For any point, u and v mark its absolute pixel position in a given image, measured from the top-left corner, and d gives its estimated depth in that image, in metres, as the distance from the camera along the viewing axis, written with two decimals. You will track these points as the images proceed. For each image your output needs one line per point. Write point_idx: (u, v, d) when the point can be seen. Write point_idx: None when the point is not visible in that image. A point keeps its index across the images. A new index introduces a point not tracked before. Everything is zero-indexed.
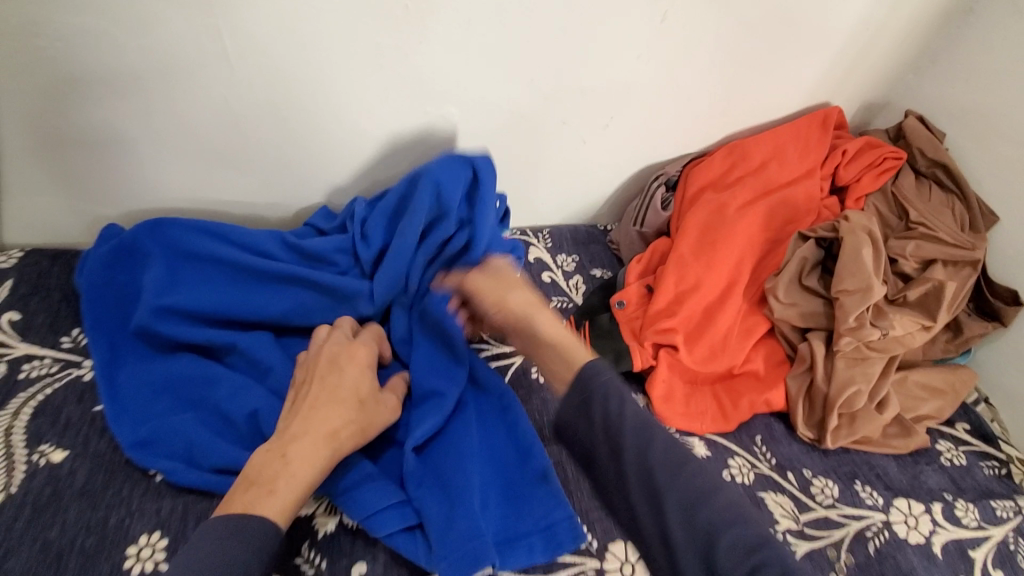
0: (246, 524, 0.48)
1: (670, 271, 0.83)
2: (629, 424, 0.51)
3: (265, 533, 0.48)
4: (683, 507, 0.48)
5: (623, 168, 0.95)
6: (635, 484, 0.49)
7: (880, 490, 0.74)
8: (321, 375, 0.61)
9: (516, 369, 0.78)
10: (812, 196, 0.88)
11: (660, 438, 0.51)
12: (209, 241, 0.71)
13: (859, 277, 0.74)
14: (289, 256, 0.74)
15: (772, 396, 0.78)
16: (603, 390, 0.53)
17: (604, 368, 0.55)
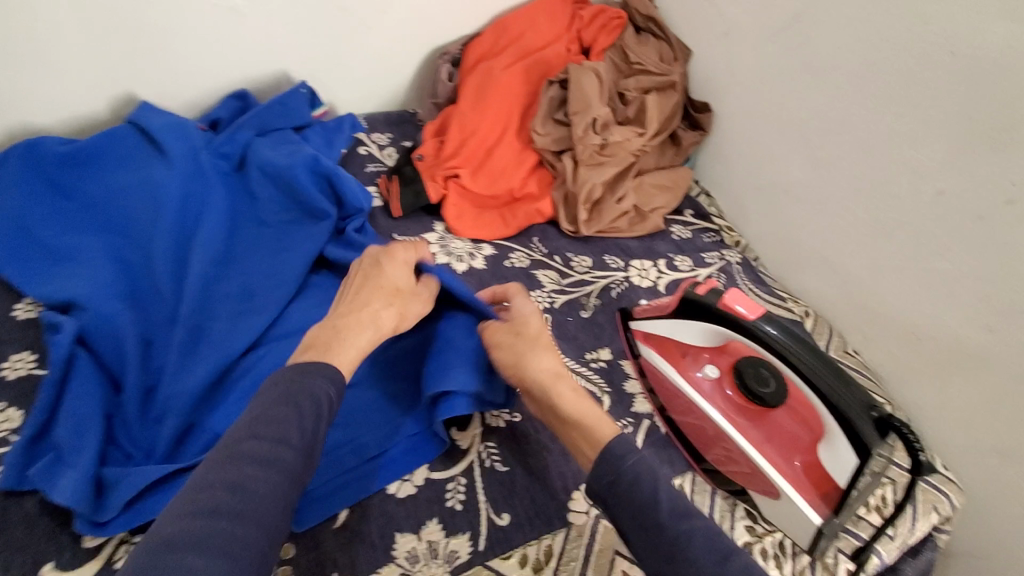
0: (319, 370, 0.56)
1: (453, 124, 1.03)
2: (666, 499, 0.52)
3: (330, 376, 0.56)
4: (721, 559, 0.49)
5: (414, 55, 1.13)
6: (665, 545, 0.50)
7: (624, 258, 1.00)
8: (361, 282, 0.68)
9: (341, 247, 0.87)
10: (561, 54, 1.10)
11: (663, 491, 0.52)
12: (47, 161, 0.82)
13: (581, 101, 0.99)
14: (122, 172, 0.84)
15: (541, 205, 1.01)
16: (634, 476, 0.53)
17: (632, 444, 0.55)
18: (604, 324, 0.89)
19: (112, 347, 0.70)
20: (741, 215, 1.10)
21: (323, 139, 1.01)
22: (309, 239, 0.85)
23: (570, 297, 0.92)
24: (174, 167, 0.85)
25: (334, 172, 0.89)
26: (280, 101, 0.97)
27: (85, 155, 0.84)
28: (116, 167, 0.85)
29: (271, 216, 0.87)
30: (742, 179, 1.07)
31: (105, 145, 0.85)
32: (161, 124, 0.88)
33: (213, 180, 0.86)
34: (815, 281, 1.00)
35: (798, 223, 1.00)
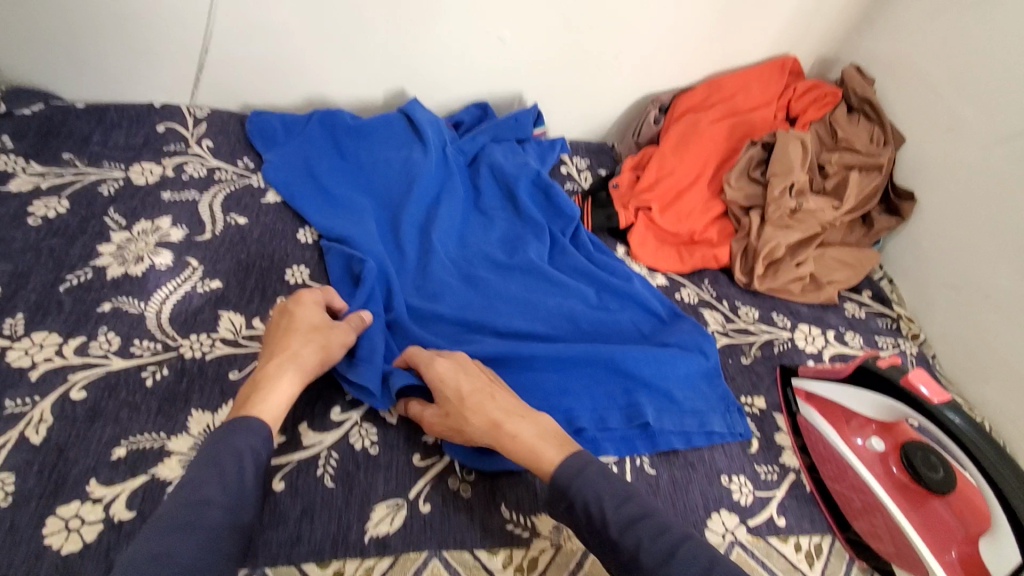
0: (243, 426, 0.59)
1: (653, 163, 1.13)
2: (611, 514, 0.59)
3: (249, 429, 0.59)
4: (700, 571, 0.55)
5: (628, 95, 1.25)
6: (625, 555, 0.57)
7: (792, 319, 1.03)
8: (276, 321, 0.74)
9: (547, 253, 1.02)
10: (767, 119, 1.16)
11: (612, 504, 0.60)
12: (342, 126, 1.04)
13: (784, 163, 1.04)
14: (388, 147, 1.04)
15: (719, 252, 1.07)
16: (584, 504, 0.61)
17: (572, 471, 0.63)
18: (763, 375, 0.92)
19: (368, 279, 0.88)
20: (922, 308, 1.07)
21: (539, 152, 1.16)
22: (524, 233, 1.02)
23: (733, 342, 0.97)
24: (428, 152, 1.03)
25: (551, 188, 1.06)
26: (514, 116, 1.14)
27: (367, 128, 1.04)
28: (386, 141, 1.05)
29: (493, 208, 1.04)
30: (934, 273, 1.05)
31: (383, 122, 1.06)
32: (425, 115, 1.07)
33: (454, 170, 1.05)
34: (999, 395, 0.94)
35: (989, 330, 0.96)
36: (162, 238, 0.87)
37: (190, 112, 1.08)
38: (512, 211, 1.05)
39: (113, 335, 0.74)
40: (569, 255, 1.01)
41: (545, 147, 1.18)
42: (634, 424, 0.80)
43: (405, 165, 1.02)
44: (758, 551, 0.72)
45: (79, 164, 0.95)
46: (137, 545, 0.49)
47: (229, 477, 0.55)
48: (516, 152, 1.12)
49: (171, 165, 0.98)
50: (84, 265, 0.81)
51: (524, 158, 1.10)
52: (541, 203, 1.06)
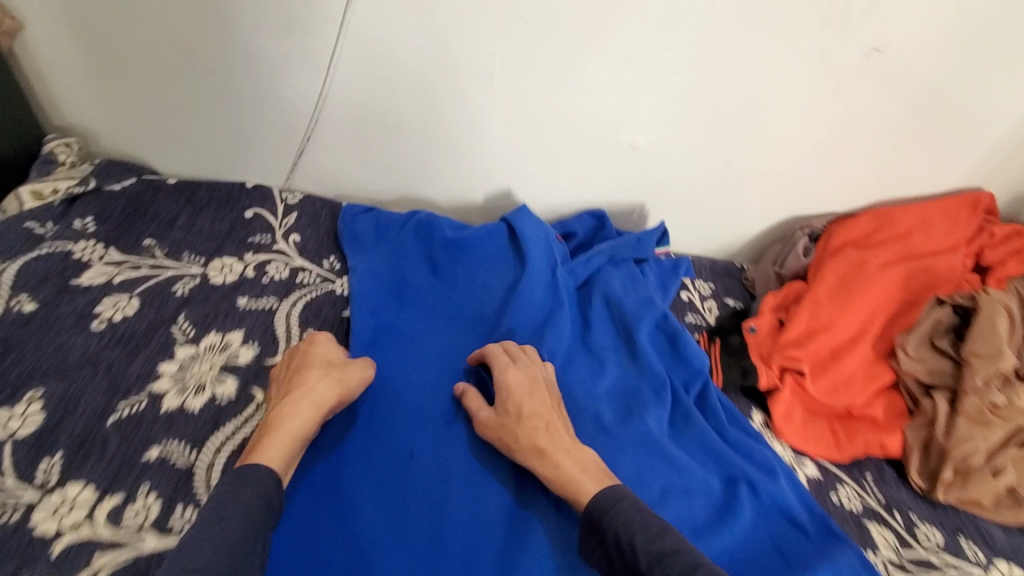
0: (250, 477, 0.57)
1: (804, 309, 0.93)
2: (642, 545, 0.57)
3: (263, 479, 0.58)
4: None
5: (771, 216, 1.06)
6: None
7: (985, 549, 0.78)
8: (291, 364, 0.73)
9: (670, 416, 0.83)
10: (954, 268, 0.94)
11: (644, 537, 0.58)
12: (440, 237, 0.92)
13: (992, 342, 0.81)
14: (491, 267, 0.91)
15: (887, 439, 0.85)
16: (615, 536, 0.59)
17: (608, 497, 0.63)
18: None
19: (449, 450, 0.73)
20: None
21: (660, 277, 0.99)
22: (643, 393, 0.83)
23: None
24: (532, 281, 0.89)
25: (681, 337, 0.87)
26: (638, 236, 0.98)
27: (467, 244, 0.92)
28: (489, 260, 0.92)
29: (607, 351, 0.87)
30: None
31: (486, 237, 0.93)
32: (532, 231, 0.92)
33: (563, 299, 0.89)
34: None
35: None
36: (230, 359, 0.76)
37: (281, 196, 0.98)
38: (628, 357, 0.87)
39: (152, 496, 0.62)
40: (697, 428, 0.81)
41: (668, 270, 1.00)
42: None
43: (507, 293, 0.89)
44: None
45: (157, 253, 0.86)
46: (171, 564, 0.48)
47: (251, 506, 0.55)
48: (636, 279, 0.94)
49: (253, 262, 0.88)
50: (140, 389, 0.71)
51: (646, 289, 0.92)
52: (662, 351, 0.88)
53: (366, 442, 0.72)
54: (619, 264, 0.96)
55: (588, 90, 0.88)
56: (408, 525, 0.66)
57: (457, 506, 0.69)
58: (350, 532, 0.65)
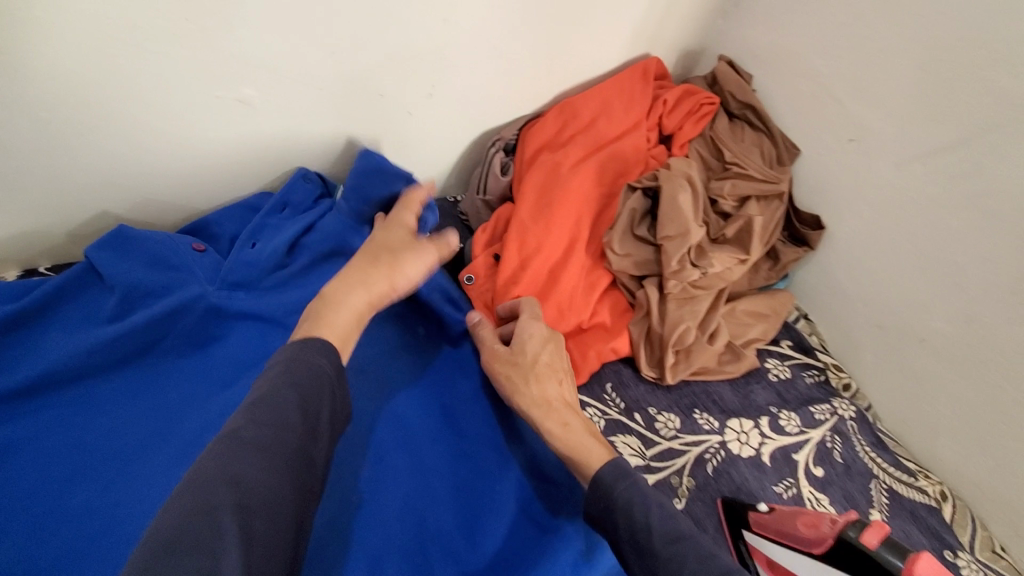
0: (307, 351, 0.55)
1: (511, 238, 0.83)
2: (657, 520, 0.57)
3: (321, 360, 0.54)
4: (700, 556, 0.54)
5: (460, 138, 0.92)
6: (662, 567, 0.54)
7: (716, 414, 0.81)
8: None
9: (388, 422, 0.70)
10: (640, 147, 0.91)
11: (659, 515, 0.57)
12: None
13: (679, 222, 0.79)
14: (102, 321, 0.67)
15: (617, 343, 0.82)
16: (629, 515, 0.58)
17: (630, 473, 0.62)
18: (704, 521, 0.71)
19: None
20: (851, 351, 0.90)
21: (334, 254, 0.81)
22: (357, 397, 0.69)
23: (660, 478, 0.74)
24: (163, 333, 0.69)
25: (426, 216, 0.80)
26: (282, 202, 0.79)
27: (35, 316, 0.65)
28: (100, 312, 0.68)
29: None
30: (855, 311, 0.88)
31: (81, 283, 0.68)
32: (133, 265, 0.69)
33: (227, 327, 0.73)
34: (952, 454, 0.81)
35: (931, 380, 0.81)
36: None
37: None
38: None
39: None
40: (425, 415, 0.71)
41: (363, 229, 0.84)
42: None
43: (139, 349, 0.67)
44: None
45: None
46: (207, 474, 0.43)
47: (302, 403, 0.50)
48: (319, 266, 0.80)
49: None
50: None
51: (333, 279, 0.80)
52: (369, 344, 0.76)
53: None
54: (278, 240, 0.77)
55: (134, 47, 0.61)
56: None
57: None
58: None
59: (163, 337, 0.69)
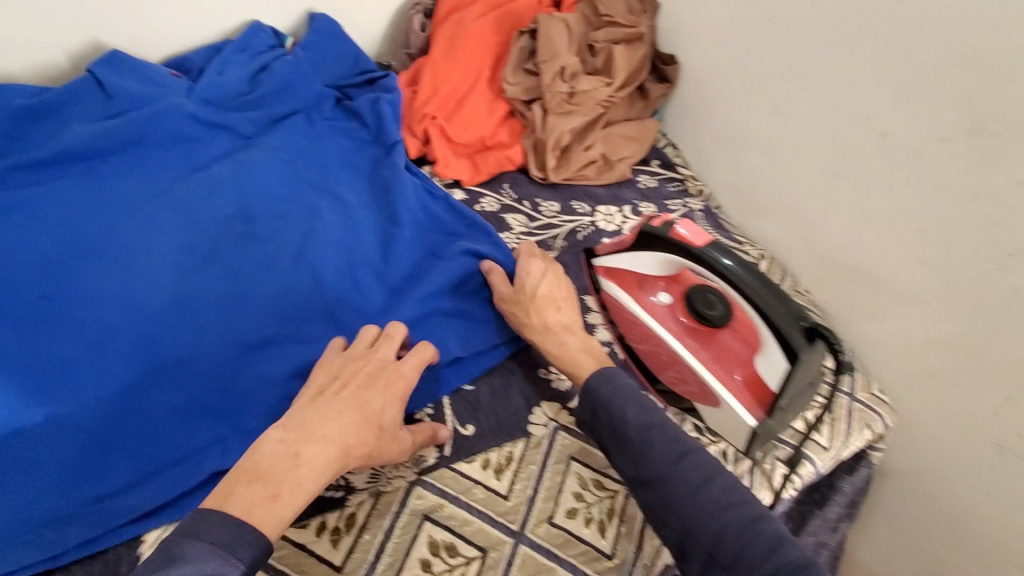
0: (242, 534, 0.48)
1: (426, 73, 1.05)
2: (636, 421, 0.61)
3: (257, 543, 0.49)
4: (672, 462, 0.59)
5: (387, 5, 1.13)
6: (634, 448, 0.61)
7: (590, 204, 1.04)
8: None
9: (328, 193, 0.91)
10: (533, 6, 1.12)
11: (636, 413, 0.62)
12: (19, 98, 0.84)
13: (549, 49, 1.02)
14: (105, 117, 0.89)
15: (512, 152, 1.04)
16: (608, 413, 0.63)
17: (616, 376, 0.66)
18: (569, 264, 0.94)
19: (103, 286, 0.75)
20: (705, 164, 1.14)
21: (285, 86, 1.00)
22: (317, 184, 0.92)
23: (538, 239, 0.96)
24: (146, 128, 0.88)
25: (359, 61, 1.07)
26: (242, 45, 1.00)
27: (53, 109, 0.86)
28: (102, 110, 0.89)
29: (267, 156, 0.92)
30: (706, 130, 1.11)
31: (87, 88, 0.89)
32: (127, 80, 0.90)
33: (206, 131, 0.93)
34: (772, 226, 1.05)
35: (755, 170, 1.04)
36: None
37: None
38: (284, 155, 0.94)
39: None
40: (366, 199, 0.93)
41: (311, 64, 1.03)
42: (441, 366, 0.76)
43: (132, 135, 0.88)
44: (546, 542, 0.65)
45: None
46: None
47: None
48: (277, 90, 0.99)
49: None
50: None
51: (288, 101, 1.00)
52: (318, 146, 0.97)
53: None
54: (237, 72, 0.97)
55: None
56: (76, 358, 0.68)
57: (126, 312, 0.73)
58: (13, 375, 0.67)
59: (149, 132, 0.89)
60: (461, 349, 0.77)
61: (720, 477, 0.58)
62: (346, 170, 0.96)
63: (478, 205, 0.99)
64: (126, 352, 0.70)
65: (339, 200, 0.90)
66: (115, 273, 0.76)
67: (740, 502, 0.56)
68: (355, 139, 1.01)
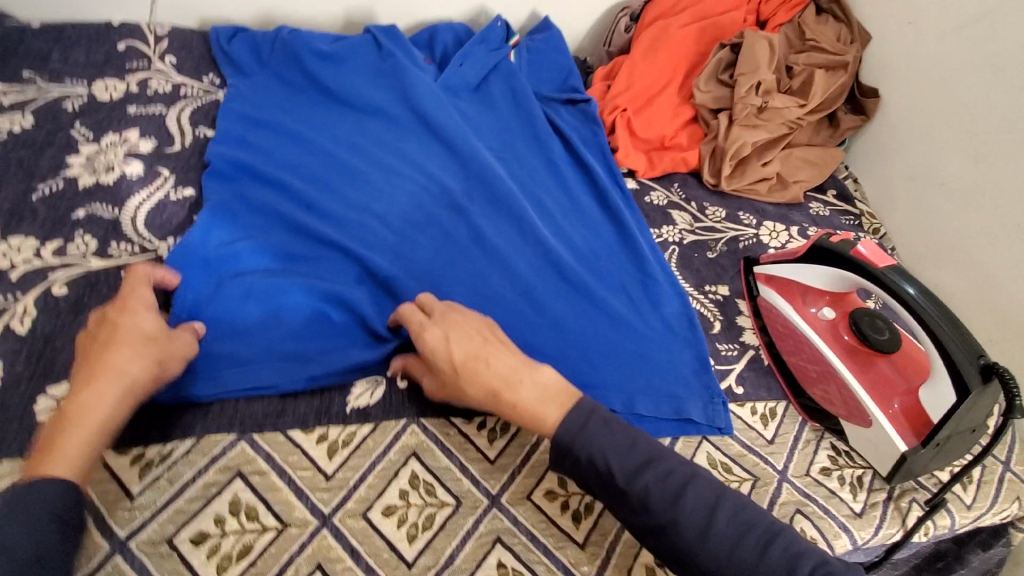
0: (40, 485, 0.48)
1: (623, 70, 1.13)
2: (618, 466, 0.57)
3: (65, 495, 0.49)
4: (708, 509, 0.56)
5: (598, 6, 1.24)
6: (637, 500, 0.56)
7: (756, 218, 1.06)
8: None
9: (526, 163, 1.03)
10: (738, 23, 1.16)
11: (618, 453, 0.58)
12: (311, 43, 1.02)
13: (750, 62, 1.04)
14: (368, 68, 1.03)
15: (688, 155, 1.09)
16: (589, 458, 0.58)
17: (583, 420, 0.59)
18: (728, 266, 0.95)
19: (348, 203, 0.88)
20: (886, 202, 1.10)
21: (505, 81, 1.10)
22: (526, 158, 1.03)
23: (699, 238, 0.99)
24: (403, 83, 1.01)
25: (569, 78, 1.15)
26: (483, 38, 1.12)
27: (336, 56, 1.02)
28: (368, 63, 1.04)
29: (489, 129, 1.05)
30: (896, 168, 1.08)
31: (359, 44, 1.05)
32: (395, 47, 1.05)
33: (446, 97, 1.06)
34: (951, 278, 0.98)
35: (943, 216, 1.00)
36: (132, 149, 0.88)
37: (150, 29, 1.06)
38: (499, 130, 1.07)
39: (82, 248, 0.75)
40: (569, 182, 1.01)
41: (536, 58, 1.15)
42: (597, 326, 0.82)
43: (387, 88, 1.02)
44: None
45: (40, 81, 0.94)
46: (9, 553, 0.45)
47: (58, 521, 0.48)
48: (508, 74, 1.11)
49: (134, 79, 0.97)
50: (53, 175, 0.82)
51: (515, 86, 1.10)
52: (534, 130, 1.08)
53: (272, 196, 0.85)
54: (472, 59, 1.10)
55: None
56: (323, 252, 0.82)
57: (366, 229, 0.85)
58: (273, 250, 0.80)
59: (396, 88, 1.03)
60: (616, 318, 0.83)
61: (753, 517, 0.56)
62: (556, 153, 1.05)
63: (648, 197, 1.05)
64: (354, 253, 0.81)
65: (543, 179, 1.01)
66: (357, 192, 0.89)
67: (782, 540, 0.55)
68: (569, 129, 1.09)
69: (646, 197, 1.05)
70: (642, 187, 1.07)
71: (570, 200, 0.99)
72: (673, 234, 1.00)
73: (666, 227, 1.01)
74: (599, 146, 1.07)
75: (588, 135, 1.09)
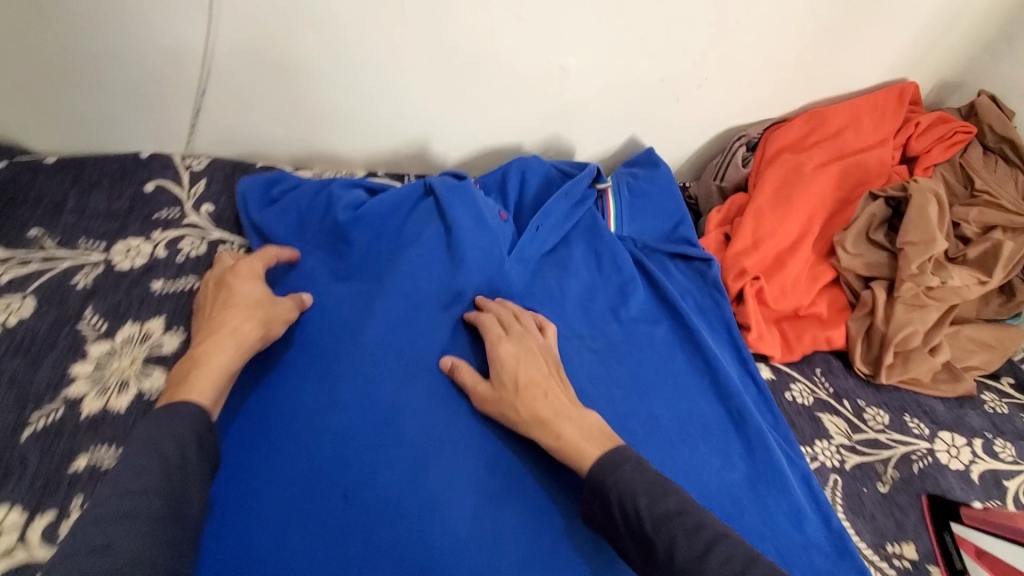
0: (176, 412, 0.55)
1: (747, 221, 0.93)
2: (646, 508, 0.57)
3: (193, 420, 0.56)
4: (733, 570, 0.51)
5: (707, 129, 1.05)
6: (659, 548, 0.55)
7: (927, 423, 0.85)
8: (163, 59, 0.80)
9: (636, 355, 0.84)
10: (885, 161, 0.95)
11: (647, 499, 0.58)
12: (367, 207, 0.84)
13: (925, 230, 0.83)
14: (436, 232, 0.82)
15: (832, 334, 0.88)
16: (619, 501, 0.59)
17: (619, 464, 0.62)
18: (907, 508, 0.76)
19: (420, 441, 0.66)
20: None
21: (589, 244, 0.93)
22: (637, 348, 0.84)
23: (864, 462, 0.80)
24: (470, 260, 0.80)
25: (680, 226, 0.96)
26: (568, 191, 0.92)
27: (401, 225, 0.83)
28: (433, 229, 0.82)
29: (587, 312, 0.87)
30: None
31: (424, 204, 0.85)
32: (458, 207, 0.84)
33: (532, 275, 0.87)
34: None
35: None
36: (153, 349, 0.69)
37: (183, 164, 0.88)
38: (595, 306, 0.88)
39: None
40: (690, 382, 0.83)
41: (633, 211, 0.96)
42: None
43: (459, 261, 0.80)
44: None
45: (48, 244, 0.77)
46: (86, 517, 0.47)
47: (180, 440, 0.54)
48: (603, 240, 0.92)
49: (162, 241, 0.80)
50: (52, 397, 0.64)
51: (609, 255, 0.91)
52: (641, 310, 0.88)
53: (327, 434, 0.66)
54: (551, 220, 0.90)
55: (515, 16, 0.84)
56: (381, 534, 0.60)
57: (435, 489, 0.64)
58: (320, 545, 0.60)
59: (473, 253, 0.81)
60: None
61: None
62: (672, 343, 0.86)
63: (792, 395, 0.86)
64: (437, 536, 0.61)
65: (660, 381, 0.82)
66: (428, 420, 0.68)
67: None
68: (688, 304, 0.89)
69: (789, 394, 0.86)
70: (781, 377, 0.88)
71: (696, 416, 0.79)
72: (827, 455, 0.80)
73: (818, 442, 0.81)
74: (724, 323, 0.87)
75: (709, 305, 0.90)
